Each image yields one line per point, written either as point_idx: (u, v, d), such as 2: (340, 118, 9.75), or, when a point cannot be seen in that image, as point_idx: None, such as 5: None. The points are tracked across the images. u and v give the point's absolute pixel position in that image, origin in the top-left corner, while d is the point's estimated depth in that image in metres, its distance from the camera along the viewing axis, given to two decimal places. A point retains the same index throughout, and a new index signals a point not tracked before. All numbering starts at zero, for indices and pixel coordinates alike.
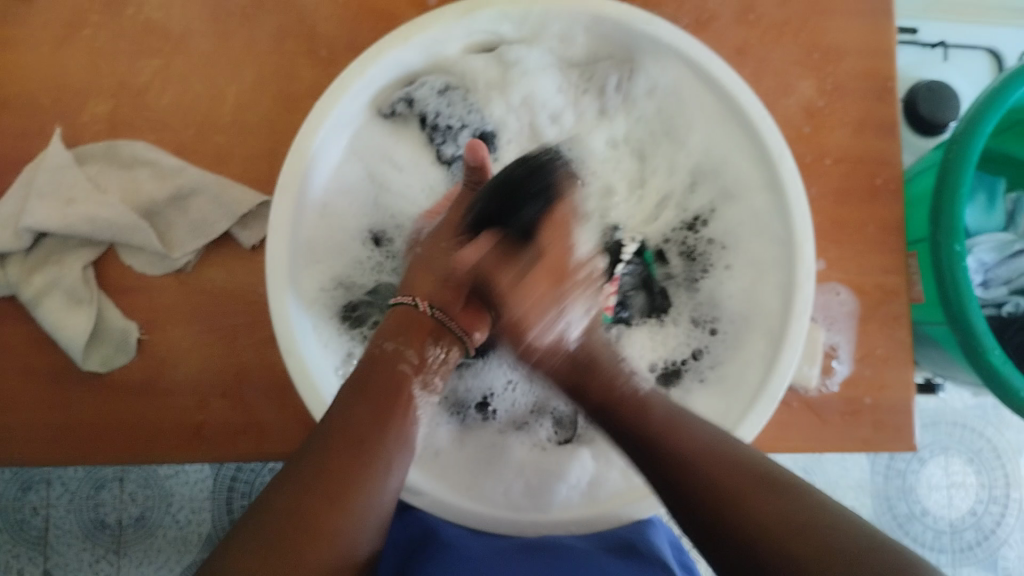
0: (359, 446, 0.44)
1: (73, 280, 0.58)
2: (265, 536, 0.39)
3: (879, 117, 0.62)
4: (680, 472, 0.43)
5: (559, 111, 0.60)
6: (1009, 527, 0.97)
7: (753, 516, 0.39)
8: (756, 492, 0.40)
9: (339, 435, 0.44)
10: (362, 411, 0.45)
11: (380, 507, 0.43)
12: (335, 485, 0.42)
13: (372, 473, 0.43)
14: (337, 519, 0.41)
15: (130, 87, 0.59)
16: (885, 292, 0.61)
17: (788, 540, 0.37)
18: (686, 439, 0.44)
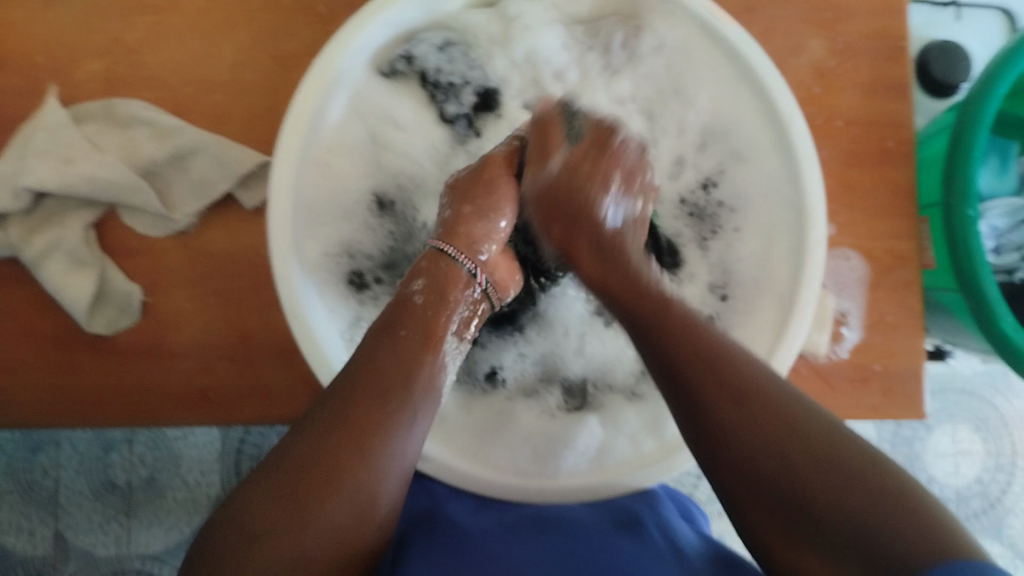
0: (380, 393, 0.42)
1: (73, 241, 0.57)
2: (281, 483, 0.39)
3: (892, 77, 0.61)
4: (670, 376, 0.42)
5: (563, 68, 0.58)
6: (1015, 495, 0.97)
7: (731, 424, 0.39)
8: (731, 395, 0.40)
9: (363, 384, 0.42)
10: (390, 359, 0.44)
11: (404, 458, 0.42)
12: (356, 432, 0.40)
13: (394, 422, 0.42)
14: (355, 468, 0.40)
15: (128, 46, 0.59)
16: (896, 257, 0.60)
17: (796, 451, 0.37)
18: (691, 334, 0.42)
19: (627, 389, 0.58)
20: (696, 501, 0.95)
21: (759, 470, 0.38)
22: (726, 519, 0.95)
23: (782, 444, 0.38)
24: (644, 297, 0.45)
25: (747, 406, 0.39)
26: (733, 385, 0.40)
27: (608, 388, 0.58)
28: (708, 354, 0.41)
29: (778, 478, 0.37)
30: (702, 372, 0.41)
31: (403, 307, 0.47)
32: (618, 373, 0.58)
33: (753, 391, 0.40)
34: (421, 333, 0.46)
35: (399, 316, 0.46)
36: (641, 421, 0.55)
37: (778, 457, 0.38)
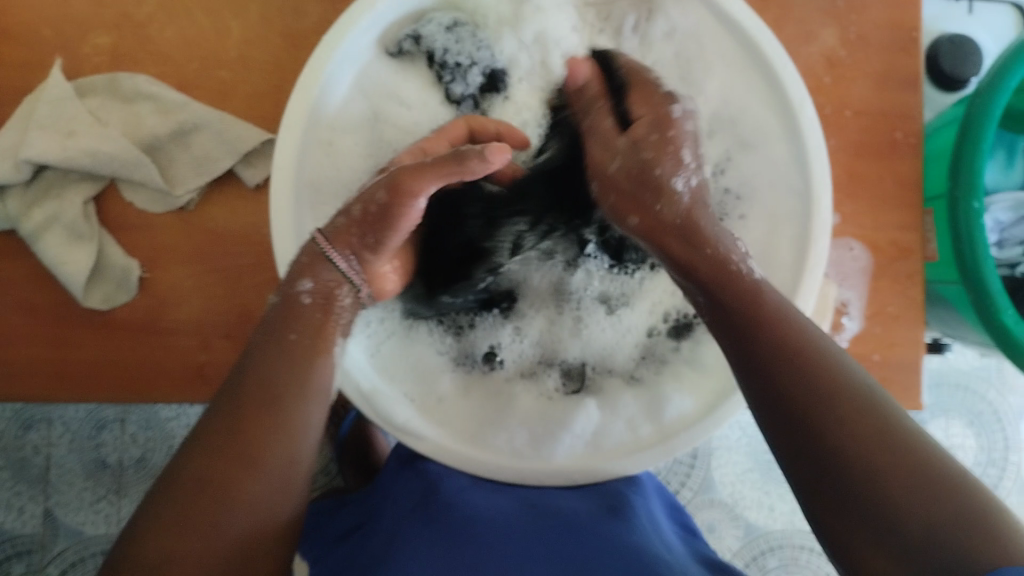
0: (267, 405, 0.41)
1: (73, 215, 0.57)
2: (172, 503, 0.38)
3: (903, 69, 0.60)
4: (761, 371, 0.40)
5: (572, 50, 0.57)
6: (1005, 490, 0.98)
7: (820, 425, 0.37)
8: (817, 394, 0.38)
9: (249, 395, 0.41)
10: (279, 365, 0.42)
11: (298, 463, 0.41)
12: (245, 445, 0.40)
13: (284, 429, 0.41)
14: (250, 480, 0.39)
15: (133, 19, 0.58)
16: (900, 249, 0.60)
17: (874, 455, 0.35)
18: (773, 332, 0.40)
19: (626, 373, 0.57)
20: (688, 490, 0.96)
21: (827, 471, 0.36)
22: (717, 508, 0.95)
23: (858, 451, 0.36)
24: (736, 288, 0.42)
25: (827, 414, 0.37)
26: (823, 395, 0.37)
27: (607, 372, 0.57)
28: (783, 347, 0.39)
29: (852, 488, 0.35)
30: (779, 371, 0.39)
31: (291, 307, 0.44)
32: (618, 358, 0.58)
33: (832, 397, 0.37)
34: (311, 333, 0.44)
35: (288, 320, 0.44)
36: (639, 406, 0.54)
37: (854, 455, 0.36)
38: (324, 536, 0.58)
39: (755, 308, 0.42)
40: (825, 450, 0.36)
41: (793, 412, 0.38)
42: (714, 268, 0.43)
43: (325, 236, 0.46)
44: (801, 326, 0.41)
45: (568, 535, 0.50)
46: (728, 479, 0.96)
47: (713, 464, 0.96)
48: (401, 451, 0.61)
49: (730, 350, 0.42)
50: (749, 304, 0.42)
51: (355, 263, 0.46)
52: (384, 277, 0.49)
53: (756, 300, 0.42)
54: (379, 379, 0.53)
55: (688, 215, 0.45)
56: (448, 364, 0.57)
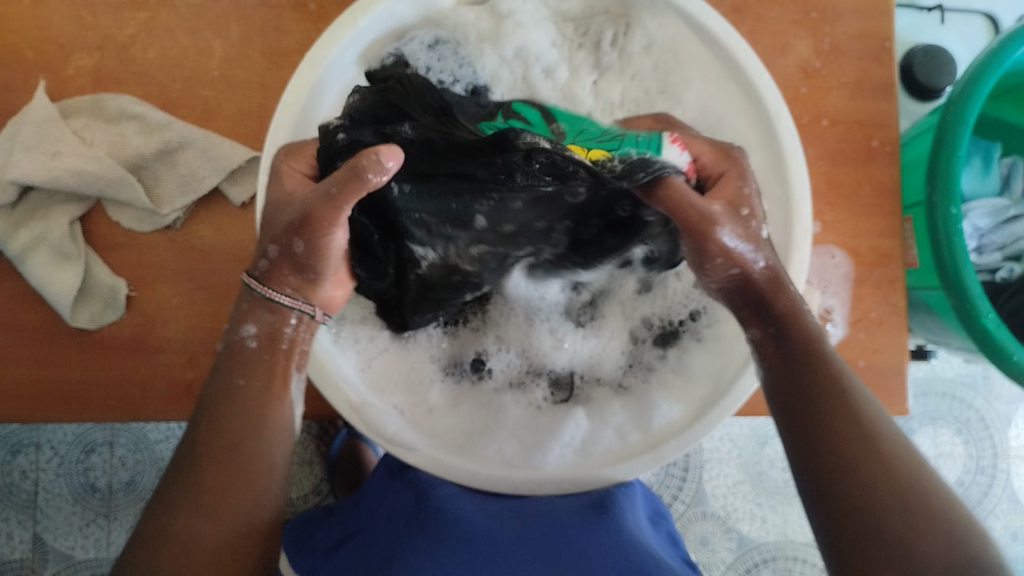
0: (229, 454, 0.43)
1: (59, 235, 0.57)
2: (148, 559, 0.40)
3: (877, 78, 0.61)
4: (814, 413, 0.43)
5: (553, 65, 0.58)
6: (995, 497, 0.98)
7: (863, 478, 0.40)
8: (866, 452, 0.40)
9: (210, 449, 0.43)
10: (236, 414, 0.44)
11: (262, 507, 0.43)
12: (209, 495, 0.42)
13: (249, 472, 0.43)
14: (212, 528, 0.41)
15: (116, 40, 0.58)
16: (881, 255, 0.61)
17: (913, 522, 0.38)
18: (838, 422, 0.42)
19: (613, 381, 0.58)
20: (680, 502, 0.96)
21: (859, 520, 0.39)
22: (710, 521, 0.95)
23: (905, 504, 0.38)
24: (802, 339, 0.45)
25: (870, 472, 0.40)
26: (869, 457, 0.40)
27: (595, 382, 0.58)
28: (842, 404, 0.42)
29: (893, 532, 0.38)
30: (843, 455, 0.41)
31: (236, 352, 0.46)
32: (606, 366, 0.58)
33: (883, 452, 0.40)
34: (262, 379, 0.46)
35: (235, 360, 0.46)
36: (628, 415, 0.55)
37: (894, 518, 0.38)
38: (314, 548, 0.58)
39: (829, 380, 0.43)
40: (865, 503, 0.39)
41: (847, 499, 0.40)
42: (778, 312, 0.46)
43: (259, 278, 0.46)
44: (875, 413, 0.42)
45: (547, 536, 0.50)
46: (720, 492, 0.96)
47: (705, 477, 0.96)
48: (391, 461, 0.62)
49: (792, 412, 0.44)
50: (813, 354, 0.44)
51: (298, 292, 0.47)
52: (332, 297, 0.49)
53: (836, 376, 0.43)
54: (369, 391, 0.53)
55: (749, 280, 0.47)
56: (437, 372, 0.57)
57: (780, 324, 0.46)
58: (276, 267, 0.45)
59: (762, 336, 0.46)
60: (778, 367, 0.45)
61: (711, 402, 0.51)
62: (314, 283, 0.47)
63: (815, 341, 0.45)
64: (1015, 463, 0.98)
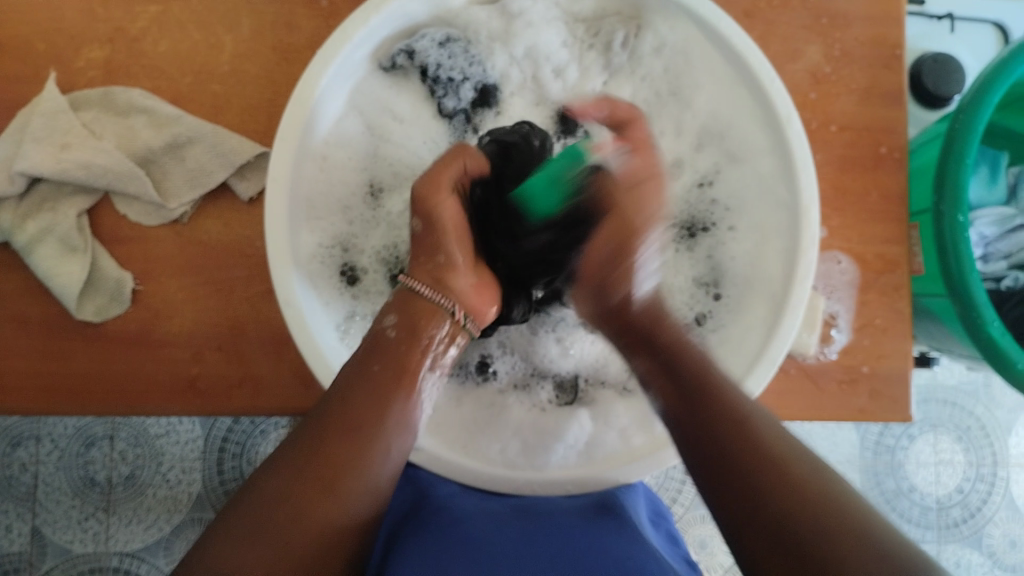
0: (350, 434, 0.42)
1: (67, 227, 0.57)
2: (254, 518, 0.38)
3: (886, 84, 0.61)
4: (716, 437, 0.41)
5: (563, 65, 0.58)
6: (994, 505, 0.98)
7: (774, 490, 0.37)
8: (772, 466, 0.38)
9: (332, 424, 0.42)
10: (362, 394, 0.43)
11: (375, 495, 0.42)
12: (321, 467, 0.40)
13: (366, 458, 0.42)
14: (328, 505, 0.39)
15: (127, 34, 0.58)
16: (887, 262, 0.61)
17: (828, 520, 0.35)
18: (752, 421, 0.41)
19: (619, 384, 0.58)
20: (680, 505, 0.95)
21: (776, 538, 0.36)
22: (709, 524, 0.96)
23: (821, 506, 0.35)
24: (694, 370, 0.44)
25: (777, 488, 0.37)
26: (771, 468, 0.38)
27: (600, 384, 0.58)
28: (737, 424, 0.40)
29: (811, 538, 0.34)
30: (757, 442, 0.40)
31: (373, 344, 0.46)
32: (611, 369, 0.58)
33: (789, 465, 0.38)
34: (394, 366, 0.45)
35: (370, 355, 0.45)
36: (632, 417, 0.55)
37: (813, 523, 0.35)
38: None
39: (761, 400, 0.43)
40: (778, 517, 0.36)
41: (749, 481, 0.38)
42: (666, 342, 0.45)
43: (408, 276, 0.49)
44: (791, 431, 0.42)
45: (549, 533, 0.51)
46: None
47: None
48: None
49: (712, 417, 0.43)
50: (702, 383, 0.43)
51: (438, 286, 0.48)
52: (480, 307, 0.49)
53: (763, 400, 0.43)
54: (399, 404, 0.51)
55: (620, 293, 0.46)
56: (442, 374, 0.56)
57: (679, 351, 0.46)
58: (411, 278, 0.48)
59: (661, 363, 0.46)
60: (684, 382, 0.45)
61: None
62: (448, 271, 0.48)
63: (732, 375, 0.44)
64: (1014, 471, 0.98)
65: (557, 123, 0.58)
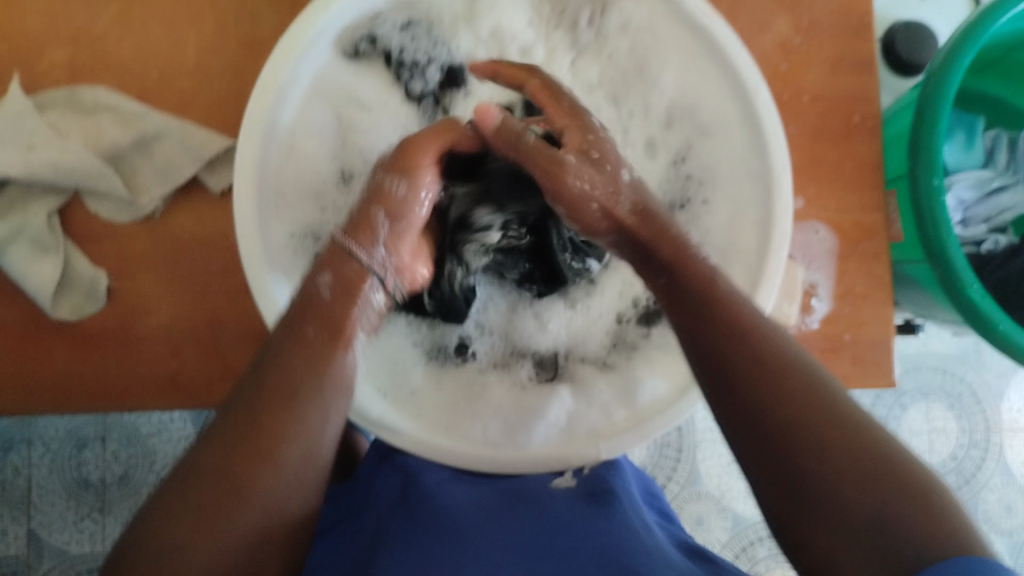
0: (281, 406, 0.39)
1: (37, 228, 0.57)
2: (187, 493, 0.37)
3: (857, 53, 0.61)
4: (719, 347, 0.40)
5: (530, 44, 0.58)
6: (989, 471, 0.98)
7: (778, 423, 0.37)
8: (775, 387, 0.38)
9: (268, 390, 0.40)
10: (294, 355, 0.40)
11: (314, 462, 0.40)
12: (256, 439, 0.39)
13: (303, 421, 0.40)
14: (263, 472, 0.38)
15: (90, 32, 0.58)
16: (864, 230, 0.61)
17: (838, 464, 0.35)
18: (737, 327, 0.40)
19: (598, 360, 0.58)
20: (675, 483, 0.96)
21: (786, 478, 0.37)
22: (704, 501, 0.96)
23: (823, 446, 0.36)
24: (688, 277, 0.42)
25: (783, 416, 0.37)
26: (778, 391, 0.37)
27: (580, 360, 0.58)
28: (733, 334, 0.39)
29: (818, 483, 0.36)
30: (744, 364, 0.39)
31: (308, 300, 0.42)
32: (590, 345, 0.58)
33: (793, 390, 0.37)
34: (330, 330, 0.42)
35: (300, 327, 0.41)
36: (613, 392, 0.55)
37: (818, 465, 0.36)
38: None
39: (728, 317, 0.40)
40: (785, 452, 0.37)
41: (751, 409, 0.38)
42: (659, 270, 0.43)
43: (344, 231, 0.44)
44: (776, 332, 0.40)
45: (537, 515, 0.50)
46: (714, 471, 0.96)
47: (698, 457, 0.96)
48: (381, 446, 0.61)
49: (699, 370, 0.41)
50: (702, 290, 0.41)
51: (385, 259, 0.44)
52: (411, 271, 0.47)
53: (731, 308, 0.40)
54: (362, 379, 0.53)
55: (639, 222, 0.43)
56: (421, 357, 0.57)
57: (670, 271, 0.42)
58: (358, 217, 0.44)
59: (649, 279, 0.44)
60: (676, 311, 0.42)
61: (692, 376, 0.52)
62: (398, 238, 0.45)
63: (710, 282, 0.41)
64: (1007, 435, 0.99)
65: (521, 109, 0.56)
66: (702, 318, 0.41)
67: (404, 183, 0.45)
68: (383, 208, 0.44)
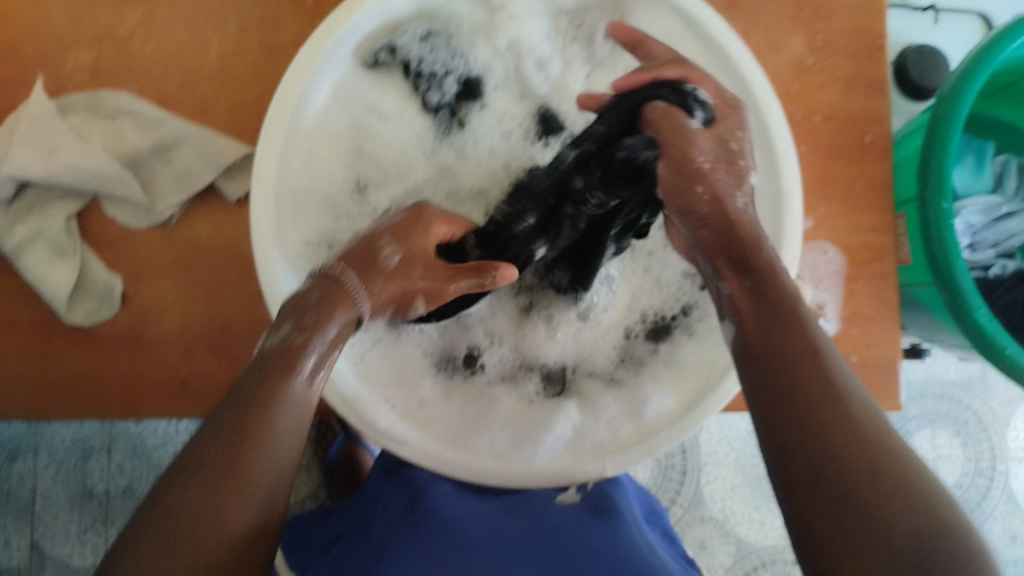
0: (260, 449, 0.36)
1: (56, 231, 0.57)
2: (160, 532, 0.34)
3: (869, 74, 0.62)
4: (773, 354, 0.38)
5: (547, 58, 0.59)
6: (993, 500, 0.98)
7: (830, 432, 0.35)
8: (831, 401, 0.36)
9: (248, 422, 0.37)
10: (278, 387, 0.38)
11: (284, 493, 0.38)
12: (233, 472, 0.36)
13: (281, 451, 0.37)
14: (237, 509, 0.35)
15: (114, 37, 0.59)
16: (873, 250, 0.61)
17: (884, 486, 0.34)
18: (797, 341, 0.38)
19: (605, 374, 0.58)
20: (678, 507, 0.95)
21: (824, 484, 0.34)
22: (707, 525, 0.95)
23: (875, 462, 0.34)
24: (754, 303, 0.40)
25: (834, 428, 0.35)
26: (834, 403, 0.36)
27: (587, 374, 0.59)
28: (796, 346, 0.38)
29: (861, 497, 0.34)
30: (799, 373, 0.37)
31: (296, 348, 0.40)
32: (598, 359, 0.59)
33: (848, 406, 0.36)
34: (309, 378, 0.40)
35: (292, 365, 0.39)
36: (620, 407, 0.55)
37: (864, 478, 0.34)
38: (311, 545, 0.57)
39: (799, 349, 0.38)
40: (826, 461, 0.35)
41: (797, 415, 0.36)
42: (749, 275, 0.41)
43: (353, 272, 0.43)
44: (839, 366, 0.38)
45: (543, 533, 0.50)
46: (718, 496, 0.96)
47: (703, 481, 0.96)
48: (386, 460, 0.61)
49: (754, 386, 0.39)
50: (770, 302, 0.40)
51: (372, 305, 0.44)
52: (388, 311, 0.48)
53: (803, 335, 0.38)
54: (360, 385, 0.53)
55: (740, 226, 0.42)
56: (430, 368, 0.57)
57: (758, 276, 0.41)
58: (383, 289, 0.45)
59: (737, 290, 0.41)
60: (750, 324, 0.40)
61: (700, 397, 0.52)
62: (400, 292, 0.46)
63: (778, 291, 0.40)
64: (1013, 464, 0.98)
65: (537, 121, 0.59)
66: (772, 342, 0.38)
67: (396, 251, 0.45)
68: (392, 297, 0.46)
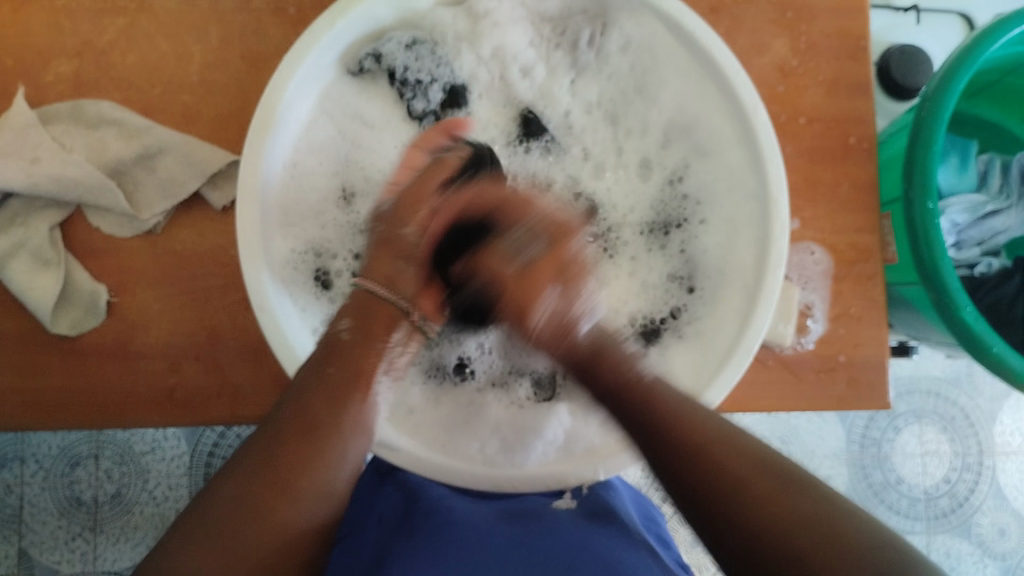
0: (304, 467, 0.42)
1: (39, 241, 0.57)
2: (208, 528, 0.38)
3: (853, 76, 0.62)
4: (680, 444, 0.43)
5: (531, 64, 0.59)
6: (982, 494, 0.98)
7: (746, 490, 0.39)
8: (739, 469, 0.40)
9: (290, 433, 0.43)
10: (318, 402, 0.44)
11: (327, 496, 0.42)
12: (279, 472, 0.41)
13: (322, 459, 0.43)
14: (284, 508, 0.40)
15: (95, 46, 0.58)
16: (860, 251, 0.61)
17: (785, 519, 0.37)
18: (690, 425, 0.43)
19: None
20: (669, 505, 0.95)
21: (748, 542, 0.38)
22: None
23: (776, 506, 0.38)
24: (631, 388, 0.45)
25: (737, 493, 0.39)
26: (740, 472, 0.40)
27: None
28: (702, 434, 0.42)
29: (771, 541, 0.37)
30: (705, 453, 0.41)
31: (327, 358, 0.46)
32: None
33: (754, 472, 0.40)
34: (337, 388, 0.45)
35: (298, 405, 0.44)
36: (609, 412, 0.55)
37: (772, 522, 0.38)
38: None
39: (698, 436, 0.42)
40: (742, 521, 0.38)
41: (708, 488, 0.40)
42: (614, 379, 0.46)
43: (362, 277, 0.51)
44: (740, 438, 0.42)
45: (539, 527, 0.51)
46: None
47: None
48: (379, 464, 0.61)
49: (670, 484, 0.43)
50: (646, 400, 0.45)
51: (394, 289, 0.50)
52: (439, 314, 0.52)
53: (694, 427, 0.43)
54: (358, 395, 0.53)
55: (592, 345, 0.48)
56: (419, 375, 0.57)
57: (621, 378, 0.46)
58: (378, 261, 0.51)
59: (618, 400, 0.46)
60: (645, 422, 0.44)
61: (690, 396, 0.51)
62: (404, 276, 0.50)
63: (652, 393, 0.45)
64: (1000, 459, 0.99)
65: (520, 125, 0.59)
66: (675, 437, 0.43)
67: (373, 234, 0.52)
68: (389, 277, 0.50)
